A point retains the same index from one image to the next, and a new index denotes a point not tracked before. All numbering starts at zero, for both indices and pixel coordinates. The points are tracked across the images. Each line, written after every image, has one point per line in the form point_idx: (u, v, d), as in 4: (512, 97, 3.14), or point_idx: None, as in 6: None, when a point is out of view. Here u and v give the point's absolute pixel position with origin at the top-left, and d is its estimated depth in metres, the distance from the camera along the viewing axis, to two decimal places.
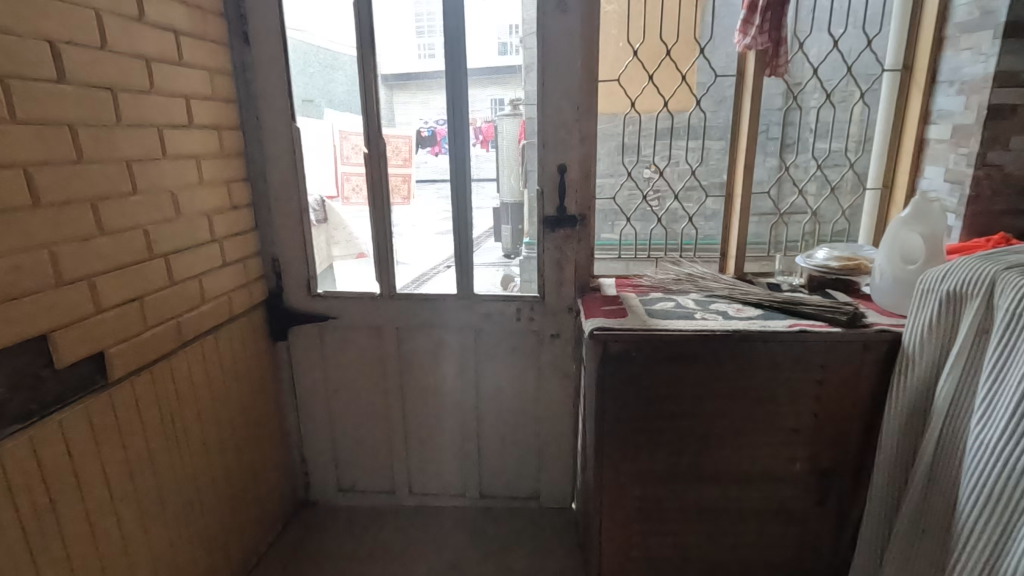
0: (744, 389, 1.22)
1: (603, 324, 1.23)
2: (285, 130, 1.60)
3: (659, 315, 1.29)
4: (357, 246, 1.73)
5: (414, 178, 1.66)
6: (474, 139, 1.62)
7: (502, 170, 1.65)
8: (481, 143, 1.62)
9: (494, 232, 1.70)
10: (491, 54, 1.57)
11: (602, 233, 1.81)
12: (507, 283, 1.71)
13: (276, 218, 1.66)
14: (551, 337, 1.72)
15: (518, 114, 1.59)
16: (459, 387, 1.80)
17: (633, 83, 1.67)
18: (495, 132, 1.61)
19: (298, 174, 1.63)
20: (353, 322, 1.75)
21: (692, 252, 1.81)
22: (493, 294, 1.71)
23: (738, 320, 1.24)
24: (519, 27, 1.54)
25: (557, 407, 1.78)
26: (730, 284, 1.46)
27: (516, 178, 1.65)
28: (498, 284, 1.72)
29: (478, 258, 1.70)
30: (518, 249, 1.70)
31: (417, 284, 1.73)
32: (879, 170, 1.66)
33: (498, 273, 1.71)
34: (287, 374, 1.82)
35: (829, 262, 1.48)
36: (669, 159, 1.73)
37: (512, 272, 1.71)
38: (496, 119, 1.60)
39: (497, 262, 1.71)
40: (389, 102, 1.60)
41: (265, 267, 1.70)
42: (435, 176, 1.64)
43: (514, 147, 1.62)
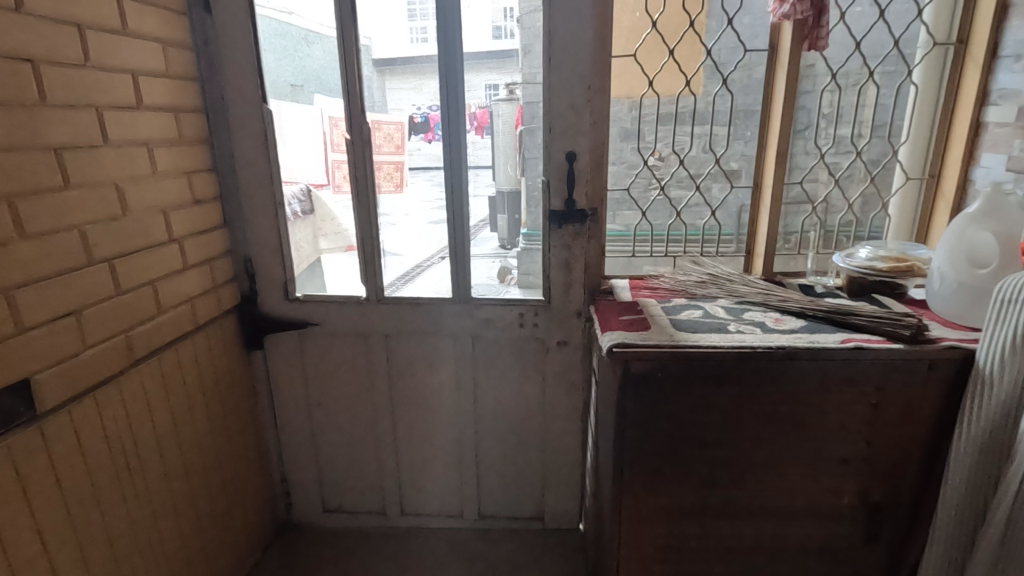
0: (788, 414, 1.05)
1: (624, 339, 1.05)
2: (256, 114, 1.40)
3: (687, 327, 1.11)
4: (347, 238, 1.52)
5: (407, 166, 1.46)
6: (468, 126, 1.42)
7: (499, 158, 1.45)
8: (475, 129, 1.43)
9: (490, 220, 1.50)
10: (488, 32, 1.37)
11: (611, 224, 1.59)
12: (505, 276, 1.53)
13: (248, 214, 1.47)
14: (557, 345, 1.54)
15: (514, 100, 1.39)
16: (455, 399, 1.62)
17: (651, 58, 1.46)
18: (490, 118, 1.41)
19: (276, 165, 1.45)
20: (337, 330, 1.57)
21: (715, 245, 1.60)
22: (491, 290, 1.53)
23: (780, 333, 1.07)
24: (515, 10, 1.35)
25: (564, 421, 1.61)
26: (763, 288, 1.29)
27: (513, 166, 1.44)
28: (494, 277, 1.53)
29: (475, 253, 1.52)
30: (515, 240, 1.50)
31: (402, 283, 1.54)
32: (917, 156, 1.49)
33: (494, 265, 1.53)
34: (265, 386, 1.64)
35: (874, 262, 1.31)
36: (672, 143, 1.53)
37: (509, 264, 1.52)
38: (491, 105, 1.41)
39: (493, 254, 1.52)
40: (379, 85, 1.41)
41: (236, 268, 1.51)
42: (429, 164, 1.45)
43: (509, 135, 1.42)
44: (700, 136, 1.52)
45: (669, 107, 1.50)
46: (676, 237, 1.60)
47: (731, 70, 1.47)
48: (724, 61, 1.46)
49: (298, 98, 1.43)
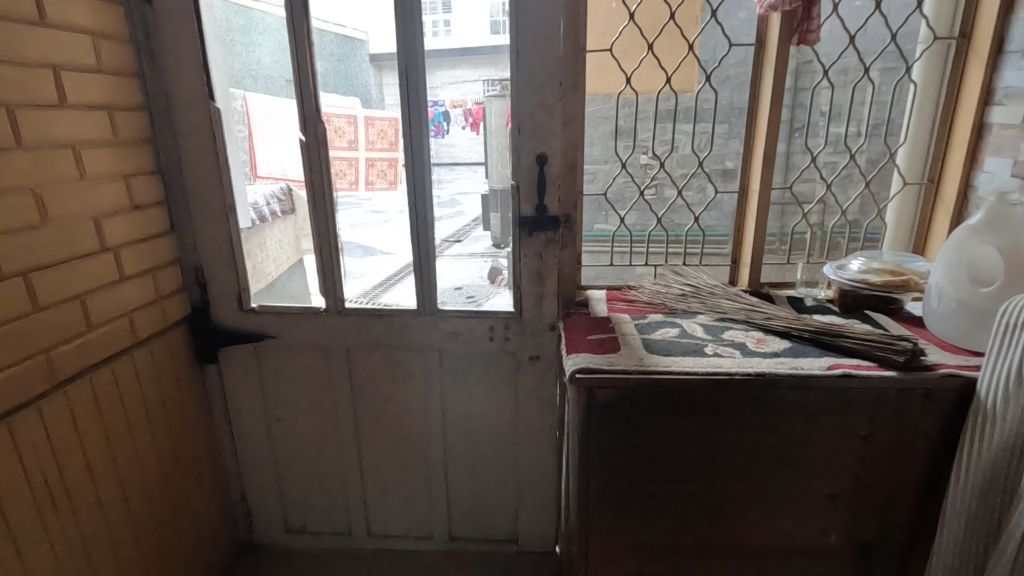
0: (768, 447, 0.95)
1: (589, 363, 0.96)
2: (236, 122, 1.34)
3: (660, 349, 1.01)
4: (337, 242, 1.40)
5: (400, 162, 1.34)
6: (462, 122, 1.31)
7: (494, 156, 1.34)
8: (469, 126, 1.31)
9: (482, 219, 1.39)
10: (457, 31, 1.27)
11: (595, 223, 1.47)
12: (495, 276, 1.42)
13: (198, 220, 1.37)
14: (530, 359, 1.45)
15: (505, 96, 1.29)
16: (422, 416, 1.53)
17: (628, 54, 1.36)
18: (484, 116, 1.31)
19: (229, 167, 1.35)
20: (295, 343, 1.48)
21: (699, 249, 1.49)
22: (481, 288, 1.43)
23: (762, 356, 0.97)
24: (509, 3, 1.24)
25: (538, 439, 1.52)
26: (747, 304, 1.19)
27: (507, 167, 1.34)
28: (485, 277, 1.43)
29: (445, 259, 1.42)
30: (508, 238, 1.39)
31: (383, 289, 1.44)
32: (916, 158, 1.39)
33: (485, 265, 1.42)
34: (220, 402, 1.54)
35: (867, 274, 1.22)
36: (652, 144, 1.42)
37: (499, 264, 1.41)
38: (485, 101, 1.30)
39: (484, 253, 1.41)
40: (377, 82, 1.30)
41: (186, 277, 1.42)
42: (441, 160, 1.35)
43: (501, 135, 1.32)
44: (683, 135, 1.41)
45: (648, 105, 1.39)
46: (655, 238, 1.49)
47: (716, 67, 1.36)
48: (711, 56, 1.36)
49: (249, 96, 1.32)
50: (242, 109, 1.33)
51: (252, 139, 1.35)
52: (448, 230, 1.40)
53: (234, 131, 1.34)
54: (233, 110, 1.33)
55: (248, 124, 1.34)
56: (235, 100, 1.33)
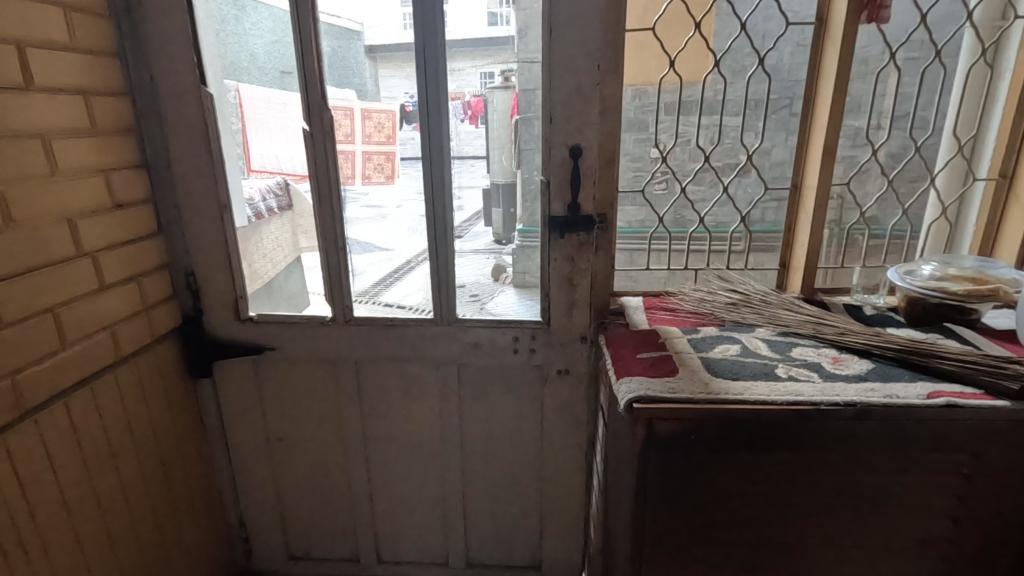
0: (854, 486, 0.82)
1: (646, 390, 0.82)
2: (232, 113, 1.20)
3: (725, 372, 0.87)
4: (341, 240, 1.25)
5: (398, 156, 1.20)
6: (459, 116, 1.18)
7: (493, 147, 1.20)
8: (468, 119, 1.18)
9: (483, 213, 1.25)
10: (472, 14, 1.13)
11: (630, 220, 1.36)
12: (498, 274, 1.29)
13: (189, 220, 1.23)
14: (558, 373, 1.31)
15: (509, 87, 1.15)
16: (439, 434, 1.39)
17: (673, 34, 1.24)
18: (485, 107, 1.17)
19: (223, 161, 1.21)
20: (299, 356, 1.33)
21: (744, 246, 1.37)
22: (483, 288, 1.30)
23: (846, 381, 0.84)
24: None
25: (566, 460, 1.38)
26: (811, 316, 1.06)
27: (508, 158, 1.20)
28: (487, 275, 1.29)
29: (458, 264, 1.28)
30: (510, 235, 1.25)
31: (383, 287, 1.31)
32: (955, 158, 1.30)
33: (486, 262, 1.28)
34: (216, 421, 1.40)
35: (944, 282, 1.09)
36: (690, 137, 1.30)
37: (504, 262, 1.28)
38: (485, 93, 1.16)
39: (485, 249, 1.27)
40: (371, 72, 1.16)
41: (176, 283, 1.27)
42: (462, 152, 1.20)
43: (503, 129, 1.18)
44: (707, 127, 1.30)
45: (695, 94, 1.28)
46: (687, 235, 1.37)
47: (738, 59, 1.25)
48: (736, 49, 1.24)
49: (247, 83, 1.18)
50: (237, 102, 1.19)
51: (245, 131, 1.21)
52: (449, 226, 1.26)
53: (226, 122, 1.20)
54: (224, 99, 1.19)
55: (242, 115, 1.20)
56: (228, 91, 1.19)
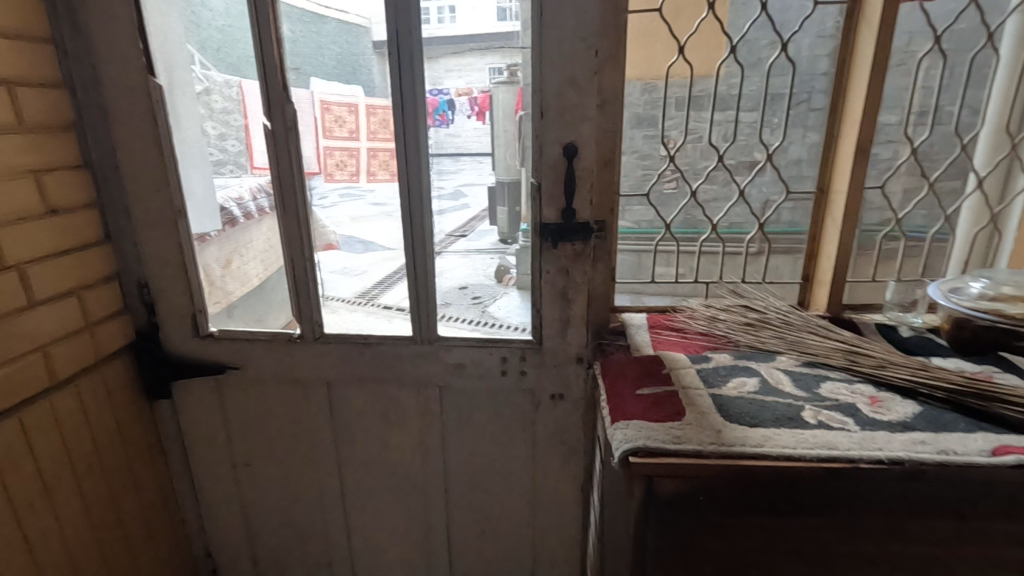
0: (899, 558, 0.68)
1: (645, 439, 0.68)
2: (196, 107, 1.08)
3: (742, 418, 0.73)
4: (328, 236, 1.14)
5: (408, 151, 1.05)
6: (465, 113, 1.04)
7: (500, 142, 1.06)
8: (475, 116, 1.04)
9: (489, 212, 1.11)
10: (483, 7, 1.00)
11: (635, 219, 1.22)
12: (502, 276, 1.15)
13: (139, 226, 1.10)
14: (551, 398, 1.18)
15: (515, 83, 1.02)
16: (420, 462, 1.26)
17: (683, 16, 1.08)
18: (490, 104, 1.03)
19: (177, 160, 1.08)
20: (265, 376, 1.21)
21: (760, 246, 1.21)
22: (488, 290, 1.16)
23: (888, 431, 0.69)
24: None
25: (561, 493, 1.25)
26: (842, 342, 0.91)
27: (513, 155, 1.06)
28: (491, 276, 1.15)
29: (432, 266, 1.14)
30: (517, 235, 1.11)
31: (383, 288, 1.16)
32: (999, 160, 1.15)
33: (491, 262, 1.14)
34: (177, 445, 1.28)
35: (998, 303, 0.92)
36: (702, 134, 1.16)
37: (508, 262, 1.14)
38: (492, 89, 1.02)
39: (490, 249, 1.14)
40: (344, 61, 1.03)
41: (129, 295, 1.15)
42: (463, 148, 1.06)
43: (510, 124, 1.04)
44: (720, 123, 1.16)
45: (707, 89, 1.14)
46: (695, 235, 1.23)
47: (753, 52, 1.11)
48: (752, 39, 1.10)
49: (209, 75, 1.06)
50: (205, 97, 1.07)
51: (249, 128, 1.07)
52: (451, 224, 1.13)
53: (227, 121, 1.08)
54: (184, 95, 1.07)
55: (243, 112, 1.06)
56: (229, 87, 1.06)
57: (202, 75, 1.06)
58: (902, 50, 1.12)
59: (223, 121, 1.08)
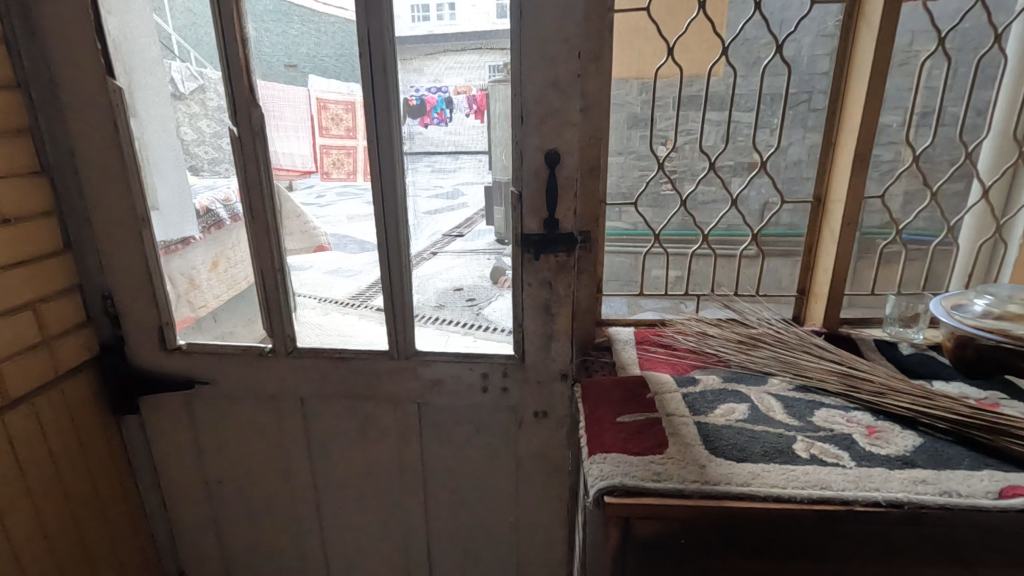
0: None
1: (620, 476, 0.63)
2: (165, 108, 1.02)
3: (728, 451, 0.67)
4: (318, 237, 1.08)
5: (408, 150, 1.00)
6: (462, 111, 0.98)
7: (497, 140, 0.99)
8: (473, 114, 0.98)
9: (486, 212, 1.04)
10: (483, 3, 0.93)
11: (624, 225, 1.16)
12: (498, 277, 1.07)
13: (101, 235, 1.05)
14: (535, 415, 1.12)
15: None
16: (398, 480, 1.21)
17: (673, 14, 1.03)
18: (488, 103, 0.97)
19: (149, 165, 1.05)
20: (236, 390, 1.16)
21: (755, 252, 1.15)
22: (484, 293, 1.09)
23: (887, 467, 0.64)
24: None
25: (545, 513, 1.20)
26: (839, 364, 0.85)
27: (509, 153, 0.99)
28: (486, 277, 1.08)
29: (424, 267, 1.08)
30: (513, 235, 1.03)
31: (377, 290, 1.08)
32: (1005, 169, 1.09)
33: (486, 263, 1.07)
34: (146, 461, 1.23)
35: (1005, 322, 0.87)
36: (695, 135, 1.10)
37: (504, 262, 1.06)
38: (489, 87, 0.96)
39: (485, 250, 1.06)
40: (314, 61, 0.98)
41: (91, 307, 1.10)
42: (463, 146, 1.00)
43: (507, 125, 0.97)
44: (713, 124, 1.09)
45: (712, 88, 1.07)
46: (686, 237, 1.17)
47: (751, 51, 1.04)
48: (750, 38, 1.04)
49: (173, 74, 1.00)
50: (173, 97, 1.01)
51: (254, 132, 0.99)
52: (448, 223, 1.06)
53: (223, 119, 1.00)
54: (183, 97, 1.01)
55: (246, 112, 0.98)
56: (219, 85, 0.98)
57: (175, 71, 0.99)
58: (903, 50, 1.06)
59: (217, 120, 1.01)
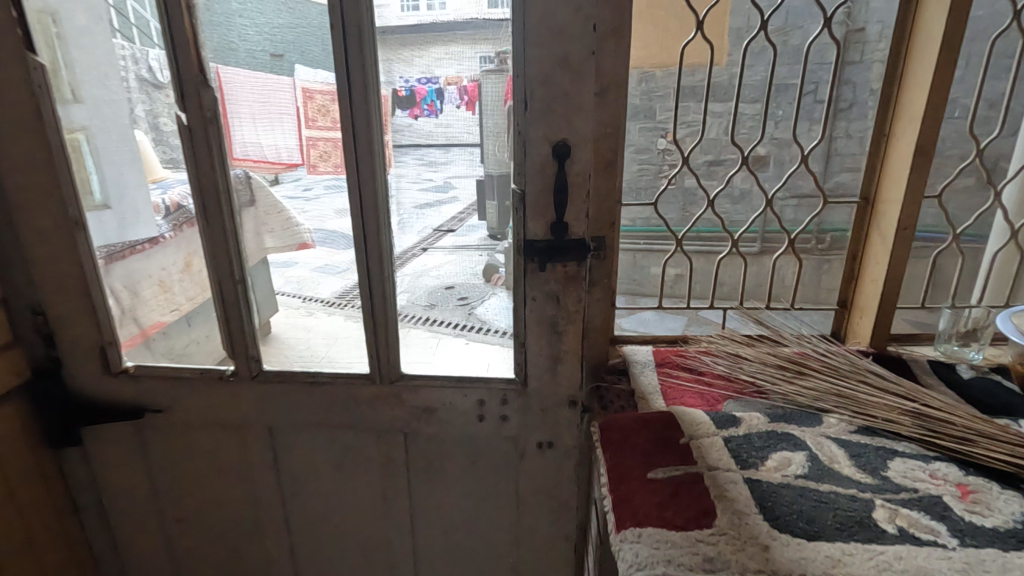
0: None
1: (663, 564, 0.49)
2: (118, 90, 0.86)
3: (794, 524, 0.53)
4: (302, 236, 0.92)
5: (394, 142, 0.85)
6: (453, 103, 0.84)
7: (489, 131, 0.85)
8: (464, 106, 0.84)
9: (478, 205, 0.89)
10: None
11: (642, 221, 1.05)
12: (490, 275, 0.93)
13: (27, 242, 0.89)
14: (538, 447, 0.98)
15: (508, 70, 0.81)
16: (382, 518, 1.06)
17: None
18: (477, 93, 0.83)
19: (91, 158, 0.89)
20: (193, 419, 1.00)
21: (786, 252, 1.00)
22: (476, 292, 0.94)
23: (1000, 548, 0.50)
24: None
25: (549, 554, 1.06)
26: (906, 400, 0.72)
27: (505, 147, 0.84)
28: (478, 274, 0.93)
29: (417, 262, 0.92)
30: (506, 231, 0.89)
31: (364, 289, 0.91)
32: None
33: (479, 260, 0.93)
34: (91, 498, 1.07)
35: None
36: None
37: (496, 260, 0.91)
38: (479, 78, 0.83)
39: (477, 245, 0.92)
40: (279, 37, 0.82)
41: (19, 326, 0.94)
42: (461, 138, 0.85)
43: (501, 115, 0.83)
44: None
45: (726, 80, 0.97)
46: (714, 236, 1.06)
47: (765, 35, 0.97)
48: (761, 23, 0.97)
49: (123, 54, 0.84)
50: (135, 79, 0.85)
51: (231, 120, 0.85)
52: (440, 218, 0.90)
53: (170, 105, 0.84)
54: (162, 86, 0.85)
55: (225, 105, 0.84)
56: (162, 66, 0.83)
57: (130, 51, 0.84)
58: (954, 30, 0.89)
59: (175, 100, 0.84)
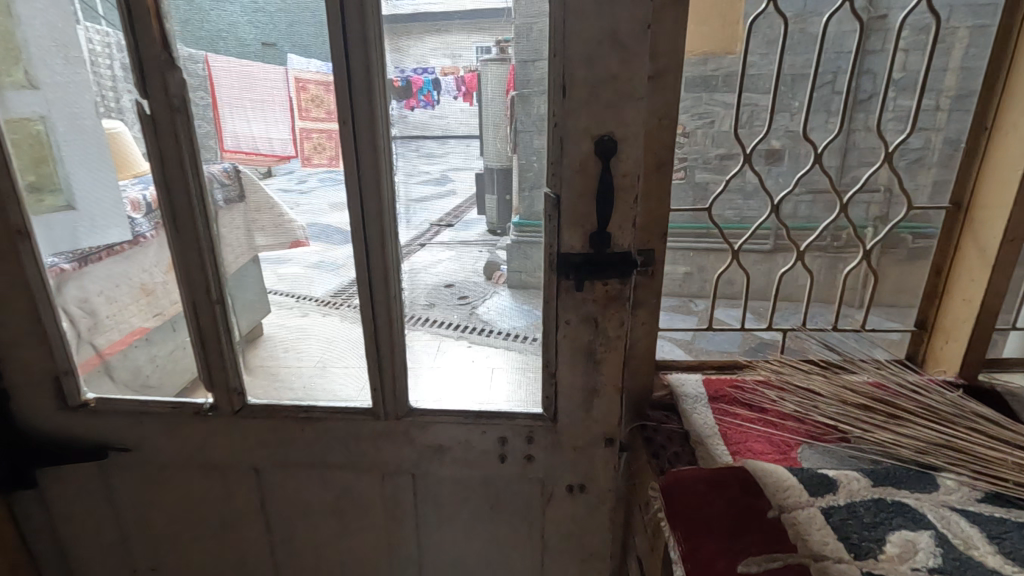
0: None
1: None
2: (67, 69, 0.71)
3: None
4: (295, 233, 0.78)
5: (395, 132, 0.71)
6: (449, 94, 0.70)
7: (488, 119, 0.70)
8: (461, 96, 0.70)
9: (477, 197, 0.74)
10: None
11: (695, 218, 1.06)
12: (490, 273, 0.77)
13: None
14: (569, 490, 0.84)
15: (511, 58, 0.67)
16: (385, 567, 0.93)
17: None
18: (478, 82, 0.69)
19: (36, 152, 0.74)
20: (166, 458, 0.86)
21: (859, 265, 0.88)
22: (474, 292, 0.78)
23: None
24: None
25: None
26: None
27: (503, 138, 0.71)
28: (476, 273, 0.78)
29: (413, 259, 0.77)
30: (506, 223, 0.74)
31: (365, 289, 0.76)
32: None
33: (476, 257, 0.77)
34: (49, 544, 0.93)
35: None
36: None
37: (497, 256, 0.76)
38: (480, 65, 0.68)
39: (476, 240, 0.76)
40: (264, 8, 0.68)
41: None
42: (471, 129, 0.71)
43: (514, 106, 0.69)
44: None
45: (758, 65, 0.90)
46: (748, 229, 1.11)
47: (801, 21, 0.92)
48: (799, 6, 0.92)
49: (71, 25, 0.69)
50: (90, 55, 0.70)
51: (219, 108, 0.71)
52: (435, 210, 0.74)
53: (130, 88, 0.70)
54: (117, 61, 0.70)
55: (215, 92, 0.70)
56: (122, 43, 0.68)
57: (83, 22, 0.69)
58: None
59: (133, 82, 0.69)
